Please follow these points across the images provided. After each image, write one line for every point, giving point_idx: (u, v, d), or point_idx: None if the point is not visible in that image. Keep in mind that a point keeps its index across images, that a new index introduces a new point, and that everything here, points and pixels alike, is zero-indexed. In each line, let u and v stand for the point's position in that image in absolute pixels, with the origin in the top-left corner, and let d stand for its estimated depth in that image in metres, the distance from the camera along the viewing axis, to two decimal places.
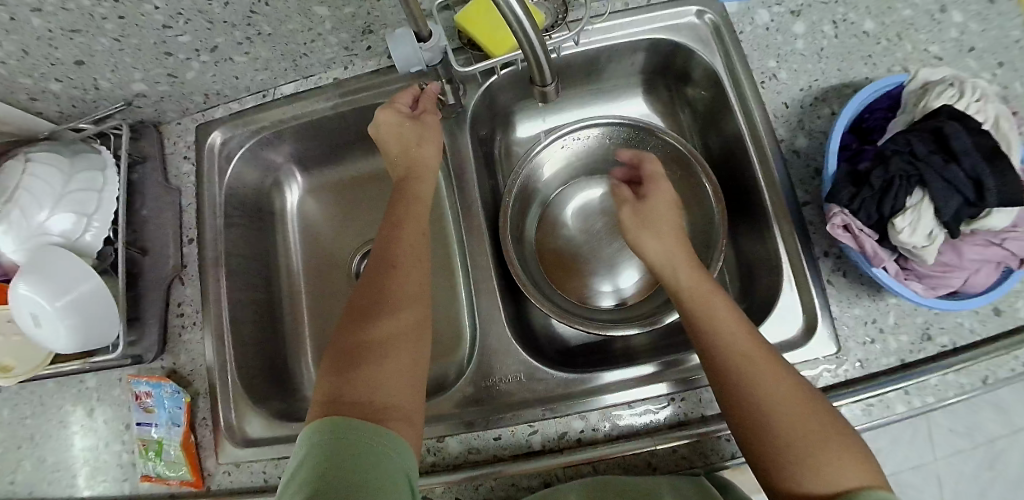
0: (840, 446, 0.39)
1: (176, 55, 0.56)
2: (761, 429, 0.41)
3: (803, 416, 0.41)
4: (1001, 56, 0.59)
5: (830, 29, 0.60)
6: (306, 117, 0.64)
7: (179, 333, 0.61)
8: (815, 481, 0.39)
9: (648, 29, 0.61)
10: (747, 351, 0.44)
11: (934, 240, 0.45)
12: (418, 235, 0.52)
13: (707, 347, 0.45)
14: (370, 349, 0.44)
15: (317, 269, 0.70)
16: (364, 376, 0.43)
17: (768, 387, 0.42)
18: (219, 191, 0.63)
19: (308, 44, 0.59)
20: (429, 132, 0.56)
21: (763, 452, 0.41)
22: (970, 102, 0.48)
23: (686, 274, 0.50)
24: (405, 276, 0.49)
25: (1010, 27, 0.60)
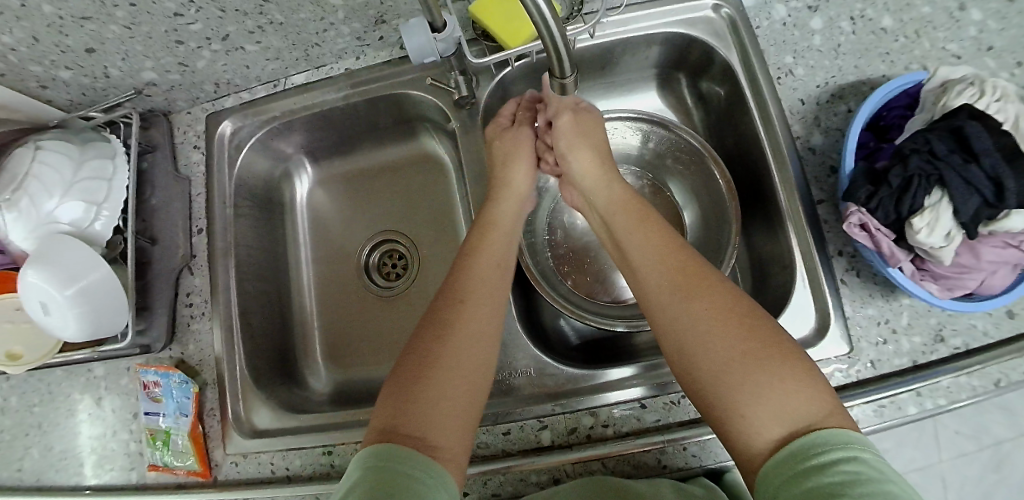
0: (785, 379, 0.38)
1: (187, 44, 0.56)
2: (699, 371, 0.41)
3: (741, 350, 0.39)
4: (1020, 55, 0.58)
5: (848, 26, 0.59)
6: (317, 109, 0.63)
7: (187, 323, 0.61)
8: (761, 418, 0.37)
9: (663, 23, 0.60)
10: (680, 289, 0.44)
11: (951, 240, 0.44)
12: (492, 267, 0.51)
13: (648, 304, 0.46)
14: (428, 373, 0.43)
15: (326, 261, 0.70)
16: (420, 403, 0.41)
17: (702, 326, 0.41)
18: (229, 181, 0.63)
19: (319, 34, 0.58)
20: (520, 149, 0.57)
21: (707, 397, 0.40)
22: (991, 101, 0.47)
23: (623, 221, 0.51)
24: (476, 307, 0.48)
25: None
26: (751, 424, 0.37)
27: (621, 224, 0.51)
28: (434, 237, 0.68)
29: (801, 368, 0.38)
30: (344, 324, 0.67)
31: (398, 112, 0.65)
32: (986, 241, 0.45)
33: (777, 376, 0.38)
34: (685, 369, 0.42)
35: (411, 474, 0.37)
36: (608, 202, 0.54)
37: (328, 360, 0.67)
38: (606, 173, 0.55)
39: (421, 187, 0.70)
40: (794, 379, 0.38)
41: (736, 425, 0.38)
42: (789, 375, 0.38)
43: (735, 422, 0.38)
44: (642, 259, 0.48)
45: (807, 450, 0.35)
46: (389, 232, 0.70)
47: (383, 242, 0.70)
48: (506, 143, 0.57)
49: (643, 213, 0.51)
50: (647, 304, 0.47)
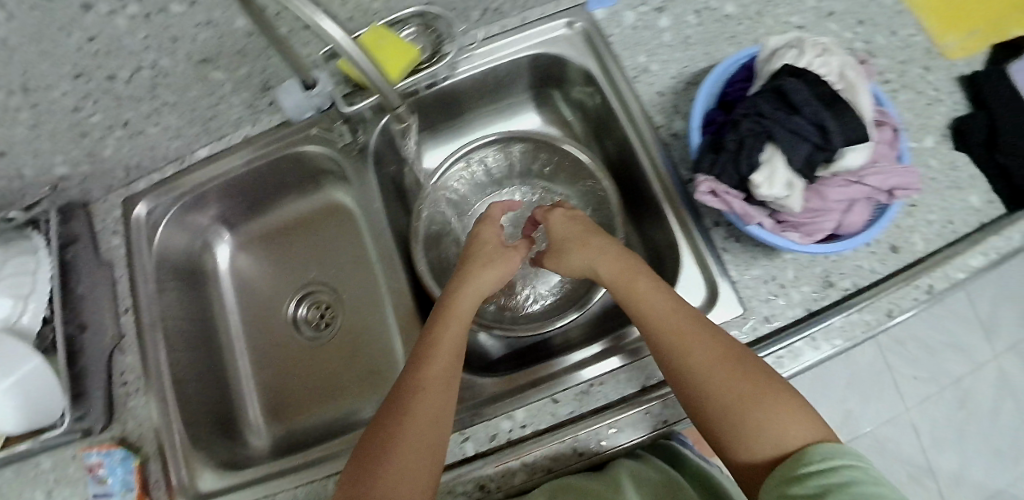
0: (782, 407, 0.42)
1: (91, 135, 0.60)
2: (705, 398, 0.45)
3: (738, 388, 0.43)
4: (861, 14, 0.65)
5: (693, 20, 0.64)
6: (224, 177, 0.67)
7: (125, 399, 0.62)
8: (758, 442, 0.42)
9: (527, 46, 0.66)
10: (670, 331, 0.47)
11: (794, 189, 0.47)
12: (453, 338, 0.51)
13: (648, 322, 0.49)
14: (390, 449, 0.44)
15: (255, 320, 0.73)
16: (376, 485, 0.42)
17: (707, 360, 0.45)
18: (150, 258, 0.66)
19: (213, 107, 0.63)
20: (503, 258, 0.59)
21: (708, 423, 0.44)
22: (813, 58, 0.52)
23: (610, 273, 0.55)
24: (433, 393, 0.47)
25: None
26: (755, 449, 0.42)
27: (631, 281, 0.53)
28: (353, 279, 0.71)
29: (791, 398, 0.43)
30: (280, 379, 0.70)
31: (301, 169, 0.69)
32: (831, 183, 0.49)
33: (787, 407, 0.42)
34: (700, 405, 0.45)
35: None
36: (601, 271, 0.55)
37: (268, 416, 0.68)
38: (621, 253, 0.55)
39: (335, 235, 0.73)
40: (789, 407, 0.42)
41: (744, 446, 0.43)
42: (786, 404, 0.42)
43: (741, 447, 0.43)
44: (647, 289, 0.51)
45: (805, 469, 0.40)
46: (311, 283, 0.73)
47: (309, 294, 0.73)
48: (489, 249, 0.60)
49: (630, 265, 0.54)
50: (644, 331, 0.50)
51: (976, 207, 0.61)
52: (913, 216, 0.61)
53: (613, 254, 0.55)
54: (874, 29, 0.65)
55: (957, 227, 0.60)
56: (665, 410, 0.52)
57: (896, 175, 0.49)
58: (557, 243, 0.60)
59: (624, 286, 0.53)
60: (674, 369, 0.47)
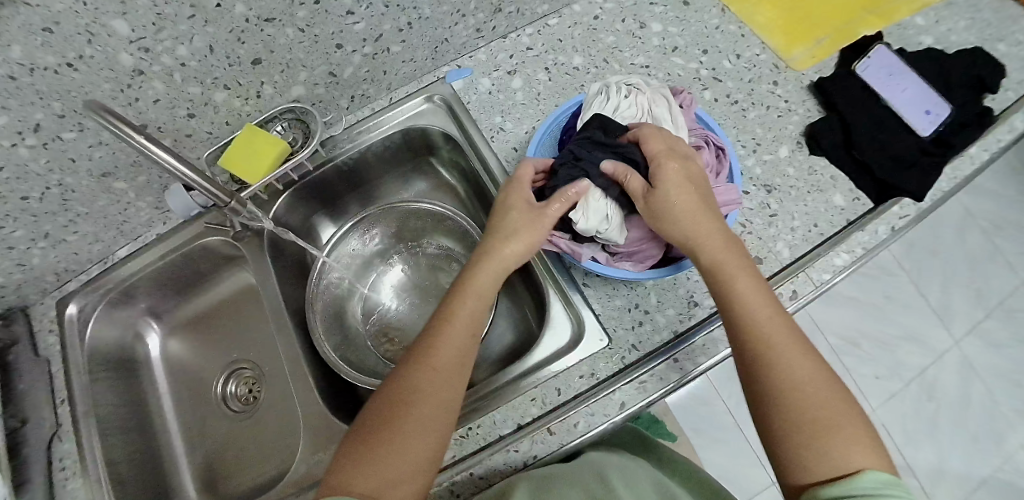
0: (850, 432, 0.40)
1: (18, 247, 0.67)
2: (805, 390, 0.41)
3: (843, 406, 0.41)
4: (703, 44, 0.69)
5: (544, 75, 0.68)
6: (145, 272, 0.73)
7: (63, 484, 0.65)
8: (845, 452, 0.39)
9: (395, 124, 0.71)
10: (783, 326, 0.44)
11: (612, 221, 0.51)
12: (465, 343, 0.49)
13: (752, 323, 0.45)
14: (386, 441, 0.44)
15: (188, 402, 0.79)
16: (374, 472, 0.42)
17: (811, 372, 0.42)
18: (82, 350, 0.71)
19: (121, 213, 0.71)
20: (534, 224, 0.51)
21: (777, 423, 0.41)
22: (621, 100, 0.56)
23: (711, 245, 0.48)
24: (454, 385, 0.47)
25: (709, 18, 0.71)
26: (811, 468, 0.39)
27: (698, 239, 0.48)
28: (269, 351, 0.80)
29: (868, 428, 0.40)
30: (213, 454, 0.76)
31: (212, 258, 0.77)
32: None
33: (860, 441, 0.39)
34: (786, 389, 0.42)
35: None
36: (703, 252, 0.48)
37: (201, 489, 0.74)
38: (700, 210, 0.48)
39: (249, 315, 0.82)
40: (858, 433, 0.40)
41: (799, 459, 0.39)
42: (856, 428, 0.40)
43: (797, 464, 0.40)
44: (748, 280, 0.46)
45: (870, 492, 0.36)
46: (235, 360, 0.80)
47: (235, 371, 0.80)
48: (518, 213, 0.53)
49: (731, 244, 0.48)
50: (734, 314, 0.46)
51: (842, 205, 0.63)
52: (777, 224, 0.62)
53: (694, 199, 0.49)
54: (718, 55, 0.69)
55: (822, 229, 0.62)
56: (534, 445, 0.55)
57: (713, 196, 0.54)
58: (657, 202, 0.49)
59: (714, 266, 0.47)
60: (766, 343, 0.43)
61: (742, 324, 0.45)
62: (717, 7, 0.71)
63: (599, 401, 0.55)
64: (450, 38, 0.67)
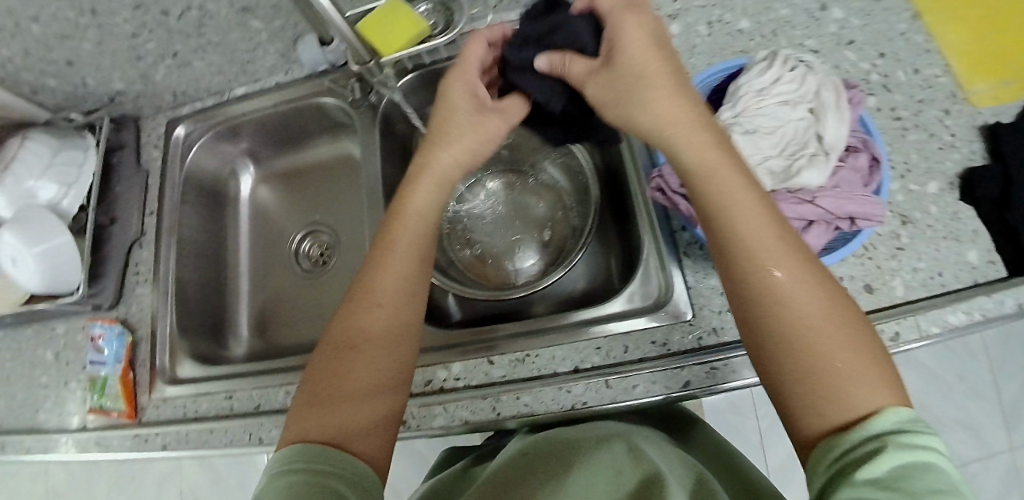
0: (867, 372, 0.36)
1: (145, 59, 0.69)
2: (807, 340, 0.37)
3: (854, 344, 0.36)
4: (881, 47, 0.63)
5: (704, 29, 0.64)
6: (254, 115, 0.75)
7: (133, 289, 0.72)
8: (861, 397, 0.35)
9: None
10: (783, 257, 0.39)
11: None
12: (411, 244, 0.51)
13: (736, 265, 0.41)
14: (351, 373, 0.46)
15: (263, 248, 0.81)
16: (335, 405, 0.44)
17: (817, 303, 0.38)
18: (179, 172, 0.75)
19: (250, 52, 0.70)
20: (489, 126, 0.52)
21: (784, 385, 0.38)
22: (785, 72, 0.50)
23: (700, 142, 0.43)
24: (376, 306, 0.49)
25: (896, 21, 0.64)
26: (818, 415, 0.36)
27: (672, 132, 0.43)
28: (350, 224, 0.79)
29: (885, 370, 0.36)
30: (273, 305, 0.78)
31: (322, 117, 0.76)
32: (786, 198, 0.47)
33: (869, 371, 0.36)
34: (797, 344, 0.37)
35: (330, 460, 0.40)
36: (680, 151, 0.43)
37: (252, 333, 0.78)
38: (684, 110, 0.43)
39: (343, 185, 0.80)
40: (873, 374, 0.36)
41: (812, 411, 0.36)
42: (871, 370, 0.36)
43: (812, 416, 0.36)
44: (746, 192, 0.41)
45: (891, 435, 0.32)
46: (316, 225, 0.80)
47: (313, 232, 0.80)
48: (460, 118, 0.52)
49: (718, 145, 0.43)
50: (727, 259, 0.41)
51: (974, 263, 0.56)
52: (899, 258, 0.57)
53: (667, 88, 0.43)
54: (894, 64, 0.63)
55: (945, 279, 0.56)
56: (586, 392, 0.54)
57: (855, 203, 0.47)
58: (623, 66, 0.44)
59: (707, 172, 0.42)
60: (766, 270, 0.39)
61: (733, 274, 0.41)
62: (909, 12, 0.64)
63: (664, 372, 0.53)
64: None
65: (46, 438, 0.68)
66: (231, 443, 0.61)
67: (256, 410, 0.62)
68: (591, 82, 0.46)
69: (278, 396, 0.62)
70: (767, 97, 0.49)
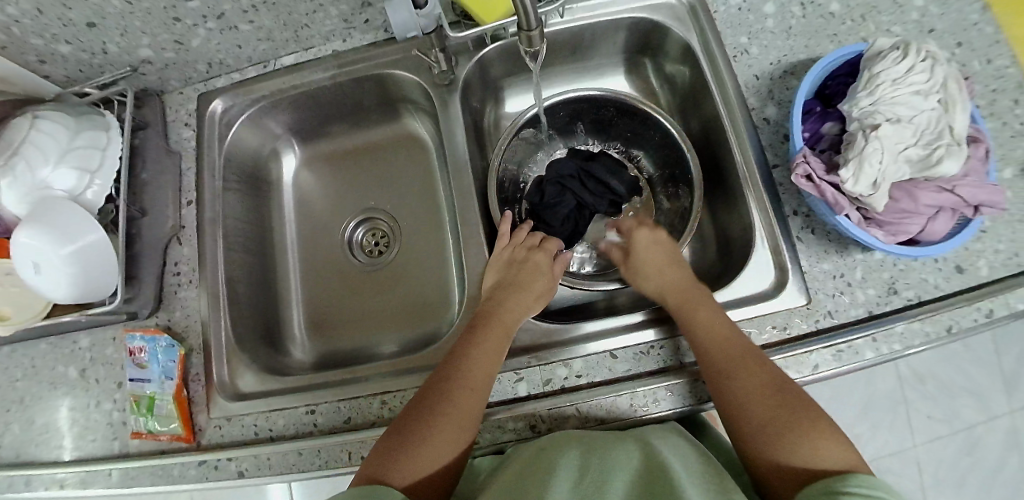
0: (822, 437, 0.44)
1: (184, 21, 0.60)
2: (772, 408, 0.47)
3: (804, 413, 0.46)
4: (960, 37, 0.66)
5: (798, 10, 0.65)
6: (304, 87, 0.69)
7: (174, 291, 0.64)
8: (811, 456, 0.44)
9: (631, 8, 0.66)
10: (757, 356, 0.50)
11: (879, 189, 0.47)
12: (497, 336, 0.55)
13: (721, 333, 0.52)
14: (427, 434, 0.49)
15: (310, 236, 0.77)
16: (413, 459, 0.48)
17: (775, 383, 0.48)
18: (219, 153, 0.68)
19: (309, 15, 0.63)
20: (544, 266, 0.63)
21: (753, 440, 0.47)
22: (917, 62, 0.50)
23: (699, 291, 0.57)
24: (459, 395, 0.51)
25: (968, 11, 0.67)
26: (781, 466, 0.44)
27: (657, 269, 0.62)
28: (413, 208, 0.76)
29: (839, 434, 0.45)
30: (330, 299, 0.74)
31: (381, 93, 0.72)
32: (925, 186, 0.49)
33: (821, 431, 0.45)
34: (771, 409, 0.47)
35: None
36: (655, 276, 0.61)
37: (310, 335, 0.72)
38: (670, 265, 0.62)
39: (403, 167, 0.77)
40: (826, 438, 0.44)
41: (771, 458, 0.45)
42: (826, 435, 0.44)
43: (772, 458, 0.45)
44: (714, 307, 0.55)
45: (844, 488, 0.39)
46: (371, 211, 0.77)
47: (368, 220, 0.77)
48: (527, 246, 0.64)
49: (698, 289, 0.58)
50: (715, 334, 0.52)
51: None
52: (982, 241, 0.60)
53: (659, 258, 0.63)
54: (969, 54, 0.65)
55: None
56: None
57: (986, 191, 0.48)
58: (637, 264, 0.64)
59: (687, 286, 0.58)
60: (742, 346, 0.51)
61: (718, 346, 0.52)
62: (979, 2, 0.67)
63: (796, 356, 0.55)
64: None
65: (82, 471, 0.59)
66: (326, 464, 0.55)
67: (347, 425, 0.57)
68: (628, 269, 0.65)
69: (373, 407, 0.57)
70: (902, 86, 0.49)
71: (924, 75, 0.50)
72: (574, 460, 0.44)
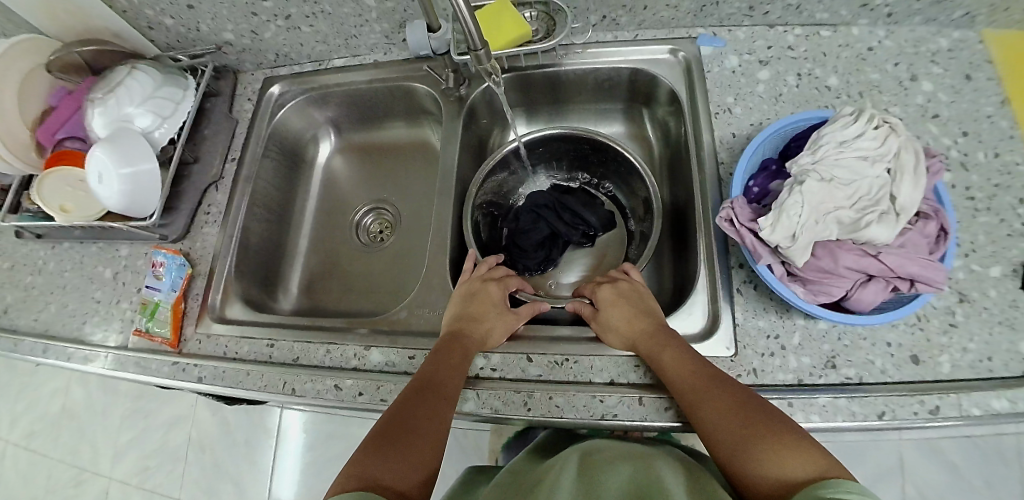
0: (796, 445, 0.42)
1: (260, 17, 0.75)
2: (741, 426, 0.45)
3: (773, 425, 0.44)
4: (968, 127, 0.64)
5: (793, 80, 0.68)
6: (347, 86, 0.82)
7: (199, 227, 0.76)
8: (790, 465, 0.41)
9: (629, 58, 0.74)
10: (719, 377, 0.49)
11: (796, 241, 0.48)
12: (455, 345, 0.57)
13: (684, 361, 0.51)
14: (394, 435, 0.48)
15: (324, 211, 0.88)
16: (384, 461, 0.46)
17: (741, 403, 0.47)
18: (266, 127, 0.82)
19: (356, 28, 0.77)
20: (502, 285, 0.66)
21: (733, 458, 0.44)
22: (868, 130, 0.50)
23: (660, 326, 0.56)
24: (420, 422, 0.50)
25: (981, 103, 0.65)
26: (764, 477, 0.42)
27: (623, 302, 0.60)
28: (414, 205, 0.85)
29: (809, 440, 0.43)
30: (325, 266, 0.83)
31: (408, 101, 0.83)
32: (847, 248, 0.49)
33: (793, 444, 0.42)
34: (743, 430, 0.45)
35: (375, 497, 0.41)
36: (622, 309, 0.59)
37: (300, 293, 0.81)
38: (640, 297, 0.61)
39: (415, 168, 0.88)
40: (801, 445, 0.42)
41: (752, 471, 0.43)
42: (797, 441, 0.43)
43: (755, 473, 0.42)
44: (678, 338, 0.54)
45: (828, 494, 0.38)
46: (381, 201, 0.87)
47: (374, 209, 0.87)
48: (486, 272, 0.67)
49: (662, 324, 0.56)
50: (675, 361, 0.51)
51: None
52: (948, 334, 0.57)
53: (625, 294, 0.61)
54: (975, 144, 0.63)
55: (994, 365, 0.56)
56: (617, 405, 0.54)
57: (919, 264, 0.47)
58: (603, 294, 0.62)
59: (653, 323, 0.57)
60: (704, 370, 0.50)
61: (683, 376, 0.50)
62: (999, 96, 0.65)
63: None
64: (723, 3, 0.68)
65: (87, 349, 0.71)
66: (266, 389, 0.62)
67: (295, 363, 0.63)
68: (599, 296, 0.63)
69: (319, 352, 0.63)
70: (847, 150, 0.50)
71: (871, 142, 0.50)
72: (569, 480, 0.46)
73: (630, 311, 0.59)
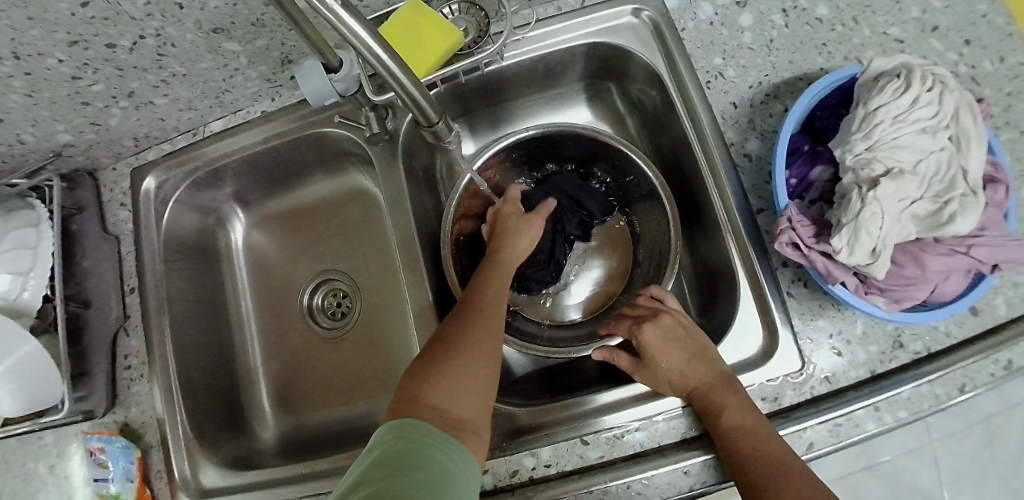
0: None
1: (94, 104, 0.56)
2: None
3: None
4: (966, 33, 0.55)
5: (779, 19, 0.56)
6: (239, 154, 0.65)
7: (128, 385, 0.62)
8: None
9: (581, 34, 0.60)
10: (785, 458, 0.42)
11: (878, 256, 0.40)
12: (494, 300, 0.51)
13: (744, 434, 0.44)
14: (443, 366, 0.44)
15: (269, 303, 0.73)
16: (440, 385, 0.42)
17: (812, 491, 0.40)
18: (158, 236, 0.65)
19: (227, 81, 0.59)
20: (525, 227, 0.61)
21: None
22: (922, 93, 0.42)
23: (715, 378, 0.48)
24: (472, 354, 0.45)
25: (976, 0, 0.56)
26: None
27: (673, 344, 0.52)
28: (371, 269, 0.72)
29: None
30: (297, 369, 0.71)
31: (324, 150, 0.67)
32: (934, 248, 0.41)
33: None
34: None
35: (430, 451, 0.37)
36: (670, 354, 0.51)
37: (279, 409, 0.69)
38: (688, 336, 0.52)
39: (356, 224, 0.73)
40: None
41: None
42: None
43: None
44: (739, 398, 0.46)
45: None
46: (329, 272, 0.73)
47: (323, 284, 0.73)
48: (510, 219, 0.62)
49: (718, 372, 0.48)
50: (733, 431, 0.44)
51: None
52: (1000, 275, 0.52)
53: (671, 331, 0.53)
54: (980, 52, 0.54)
55: None
56: (703, 471, 0.48)
57: (1008, 249, 0.41)
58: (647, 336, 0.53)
59: (705, 371, 0.49)
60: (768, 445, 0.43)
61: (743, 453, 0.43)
62: None
63: (786, 436, 0.48)
64: None
65: None
66: None
67: None
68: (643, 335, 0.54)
69: None
70: (904, 124, 0.41)
71: (926, 109, 0.41)
72: None
73: (680, 355, 0.51)
